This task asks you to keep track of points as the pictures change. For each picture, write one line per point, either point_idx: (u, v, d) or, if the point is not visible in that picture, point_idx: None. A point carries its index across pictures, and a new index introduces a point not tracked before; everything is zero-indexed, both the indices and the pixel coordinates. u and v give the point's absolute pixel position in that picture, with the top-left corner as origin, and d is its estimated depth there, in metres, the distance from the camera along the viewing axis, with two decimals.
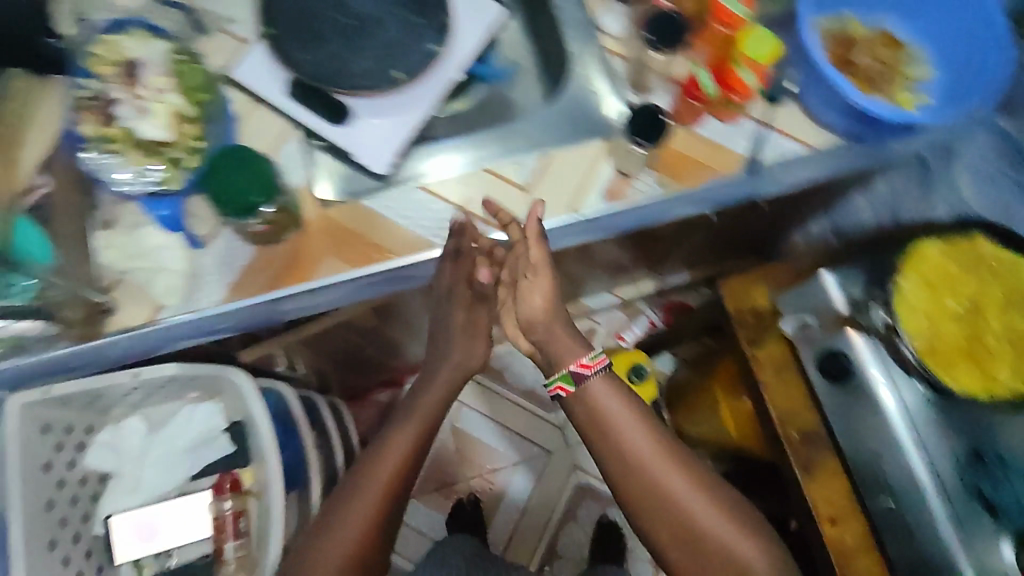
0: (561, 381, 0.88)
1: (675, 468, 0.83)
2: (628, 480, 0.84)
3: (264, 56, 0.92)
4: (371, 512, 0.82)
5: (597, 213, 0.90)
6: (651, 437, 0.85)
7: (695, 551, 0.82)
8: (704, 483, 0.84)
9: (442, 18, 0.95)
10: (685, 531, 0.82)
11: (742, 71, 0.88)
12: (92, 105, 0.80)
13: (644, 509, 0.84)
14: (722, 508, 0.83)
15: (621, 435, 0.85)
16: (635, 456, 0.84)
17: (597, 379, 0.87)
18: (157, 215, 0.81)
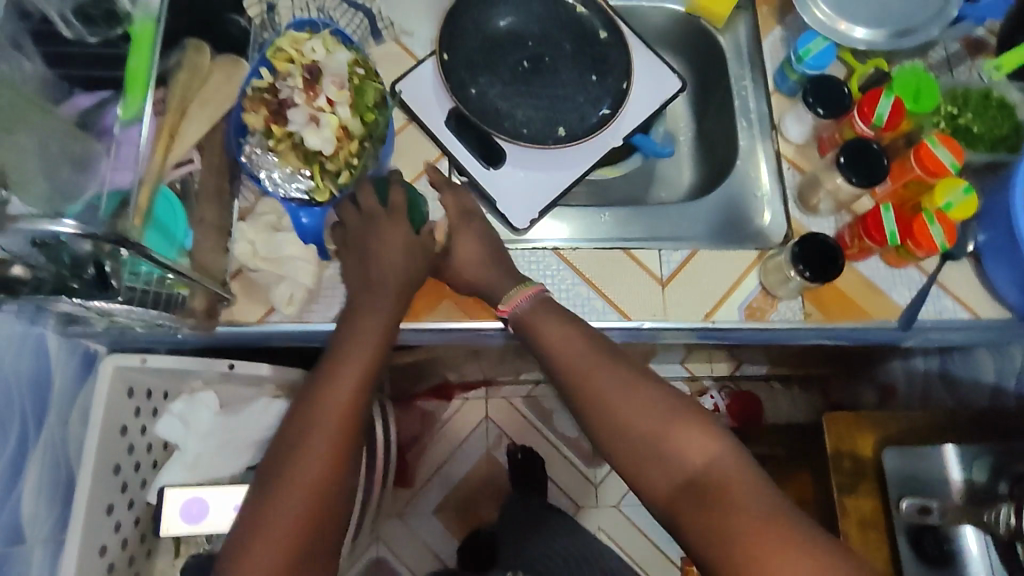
0: (501, 308, 0.78)
1: (609, 370, 0.70)
2: (577, 382, 0.70)
3: (431, 79, 0.89)
4: (350, 406, 0.67)
5: (731, 325, 0.84)
6: (588, 346, 0.72)
7: (645, 462, 0.66)
8: (637, 383, 0.69)
9: (621, 82, 0.91)
10: (631, 440, 0.66)
11: (933, 225, 0.78)
12: (262, 99, 0.77)
13: (593, 416, 0.69)
14: (671, 408, 0.67)
15: (555, 349, 0.73)
16: (563, 364, 0.72)
17: (529, 306, 0.76)
18: (295, 222, 0.79)
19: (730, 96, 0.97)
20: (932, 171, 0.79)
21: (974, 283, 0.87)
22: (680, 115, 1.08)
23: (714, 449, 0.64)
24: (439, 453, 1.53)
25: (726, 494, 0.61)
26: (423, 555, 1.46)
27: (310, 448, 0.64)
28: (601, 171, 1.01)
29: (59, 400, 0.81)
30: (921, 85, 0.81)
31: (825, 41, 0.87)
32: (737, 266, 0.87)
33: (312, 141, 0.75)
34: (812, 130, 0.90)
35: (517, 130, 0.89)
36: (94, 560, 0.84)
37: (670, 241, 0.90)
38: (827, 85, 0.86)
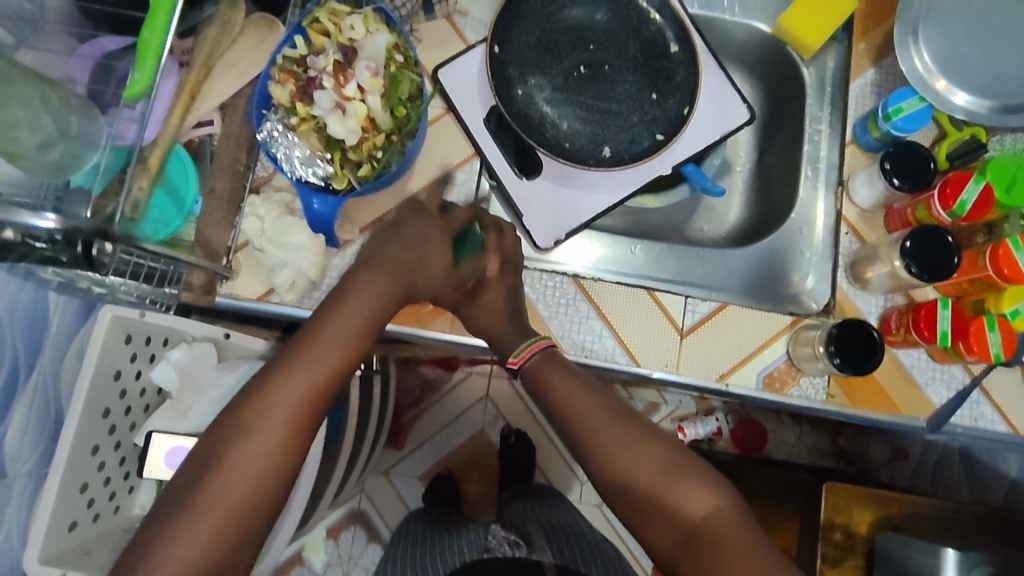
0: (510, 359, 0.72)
1: (614, 421, 0.65)
2: (582, 436, 0.65)
3: (476, 70, 0.83)
4: (313, 387, 0.58)
5: (747, 394, 0.78)
6: (593, 395, 0.67)
7: (648, 518, 0.61)
8: (641, 435, 0.64)
9: (682, 106, 0.83)
10: (633, 496, 0.62)
11: (991, 331, 0.71)
12: (292, 71, 0.72)
13: (597, 468, 0.64)
14: (673, 464, 0.62)
15: (562, 397, 0.67)
16: (566, 411, 0.67)
17: (539, 360, 0.71)
18: (306, 207, 0.71)
19: (799, 136, 0.89)
20: (1006, 274, 0.70)
21: (1021, 394, 0.80)
22: (742, 142, 0.99)
23: (716, 503, 0.60)
24: (436, 420, 1.48)
25: (724, 555, 0.56)
26: (400, 513, 1.45)
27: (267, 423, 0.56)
28: (638, 198, 0.95)
29: (56, 339, 0.82)
30: (1019, 172, 0.73)
31: (921, 101, 0.79)
32: (766, 330, 0.80)
33: (335, 129, 0.71)
34: (882, 198, 0.81)
35: (560, 141, 0.83)
36: (76, 495, 0.83)
37: (699, 289, 0.84)
38: (910, 151, 0.78)
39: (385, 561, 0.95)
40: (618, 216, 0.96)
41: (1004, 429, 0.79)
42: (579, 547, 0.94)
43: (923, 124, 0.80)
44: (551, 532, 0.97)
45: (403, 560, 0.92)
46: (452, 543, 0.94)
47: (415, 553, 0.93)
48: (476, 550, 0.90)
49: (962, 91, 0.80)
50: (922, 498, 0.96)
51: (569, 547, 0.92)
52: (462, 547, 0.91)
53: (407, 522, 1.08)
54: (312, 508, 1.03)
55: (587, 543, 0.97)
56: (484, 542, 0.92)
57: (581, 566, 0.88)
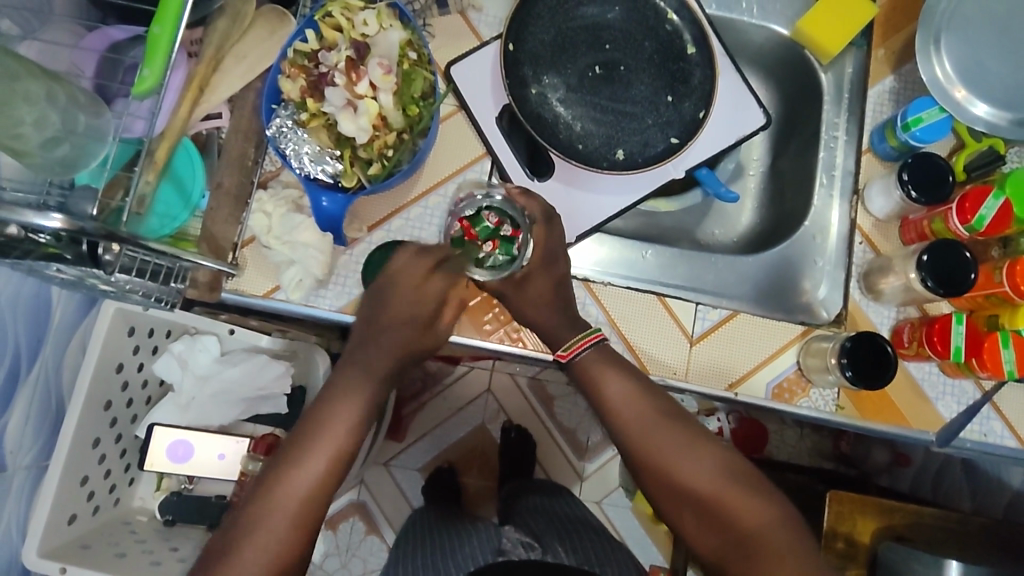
0: (558, 353, 0.71)
1: (665, 424, 0.65)
2: (633, 435, 0.65)
3: (490, 68, 0.82)
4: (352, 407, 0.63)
5: (755, 404, 0.78)
6: (647, 395, 0.66)
7: (697, 518, 0.62)
8: (693, 438, 0.64)
9: (698, 110, 0.81)
10: (683, 497, 0.62)
11: (1006, 348, 0.71)
12: (302, 65, 0.71)
13: (648, 467, 0.64)
14: (725, 469, 0.62)
15: (615, 396, 0.67)
16: (617, 409, 0.66)
17: (588, 357, 0.69)
18: (314, 204, 0.70)
19: (816, 142, 0.87)
20: None
21: None
22: (756, 145, 0.98)
23: (764, 509, 0.60)
24: (437, 413, 1.47)
25: (775, 560, 0.57)
26: (400, 506, 1.45)
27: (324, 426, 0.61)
28: (651, 201, 0.95)
29: (58, 331, 0.81)
30: None
31: (941, 112, 0.78)
32: (777, 339, 0.79)
33: (346, 127, 0.69)
34: (898, 209, 0.80)
35: (573, 142, 0.82)
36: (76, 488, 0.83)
37: (710, 296, 0.83)
38: (929, 162, 0.76)
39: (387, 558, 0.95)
40: (628, 218, 0.94)
41: (1014, 445, 0.78)
42: (592, 544, 0.93)
43: (942, 135, 0.79)
44: (563, 529, 0.96)
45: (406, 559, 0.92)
46: (462, 544, 0.94)
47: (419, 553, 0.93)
48: (487, 553, 0.89)
49: (983, 102, 0.79)
50: (926, 509, 0.96)
51: (582, 547, 0.92)
52: (474, 551, 0.90)
53: (414, 520, 1.10)
54: None
55: (600, 539, 0.96)
56: (498, 545, 0.92)
57: (595, 567, 0.87)
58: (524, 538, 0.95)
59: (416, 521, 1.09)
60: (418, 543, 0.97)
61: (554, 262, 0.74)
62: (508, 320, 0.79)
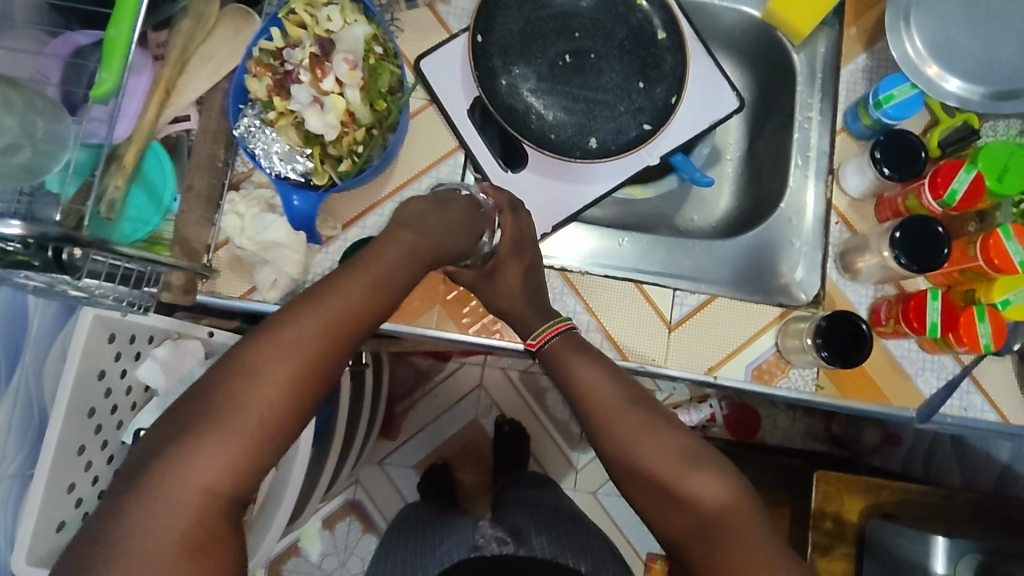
0: (528, 343, 0.73)
1: (629, 407, 0.63)
2: (598, 411, 0.64)
3: (460, 61, 0.82)
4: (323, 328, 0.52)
5: (734, 387, 0.78)
6: (613, 379, 0.65)
7: (660, 501, 0.59)
8: (656, 421, 0.62)
9: (670, 95, 0.81)
10: (646, 479, 0.60)
11: (982, 321, 0.71)
12: (268, 64, 0.71)
13: (612, 447, 0.62)
14: (687, 452, 0.60)
15: (582, 380, 0.66)
16: (582, 394, 0.66)
17: (557, 343, 0.70)
18: (285, 203, 0.70)
19: (790, 123, 0.87)
20: (997, 264, 0.70)
21: (1011, 383, 0.79)
22: (732, 128, 0.97)
23: (726, 491, 0.58)
24: (429, 410, 1.48)
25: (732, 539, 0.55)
26: (396, 503, 1.45)
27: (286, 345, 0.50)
28: (627, 187, 0.95)
29: (37, 341, 0.81)
30: (1011, 161, 0.72)
31: (913, 88, 0.78)
32: (755, 322, 0.79)
33: (314, 123, 0.69)
34: (873, 186, 0.80)
35: (545, 132, 0.81)
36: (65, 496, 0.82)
37: (688, 282, 0.83)
38: (901, 139, 0.76)
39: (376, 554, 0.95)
40: (606, 206, 0.95)
41: (994, 418, 0.78)
42: (571, 535, 0.93)
43: (915, 111, 0.79)
44: (542, 520, 0.96)
45: (394, 556, 0.92)
46: (442, 541, 0.94)
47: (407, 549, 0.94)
48: (462, 549, 0.90)
49: (955, 77, 0.79)
50: (913, 486, 0.97)
51: (560, 537, 0.92)
52: (450, 547, 0.91)
53: (407, 514, 1.10)
54: (305, 500, 1.04)
55: (580, 530, 0.96)
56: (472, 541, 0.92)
57: (571, 558, 0.87)
58: (499, 535, 0.95)
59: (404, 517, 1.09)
60: (401, 541, 0.98)
61: (522, 250, 0.75)
62: (484, 313, 0.79)
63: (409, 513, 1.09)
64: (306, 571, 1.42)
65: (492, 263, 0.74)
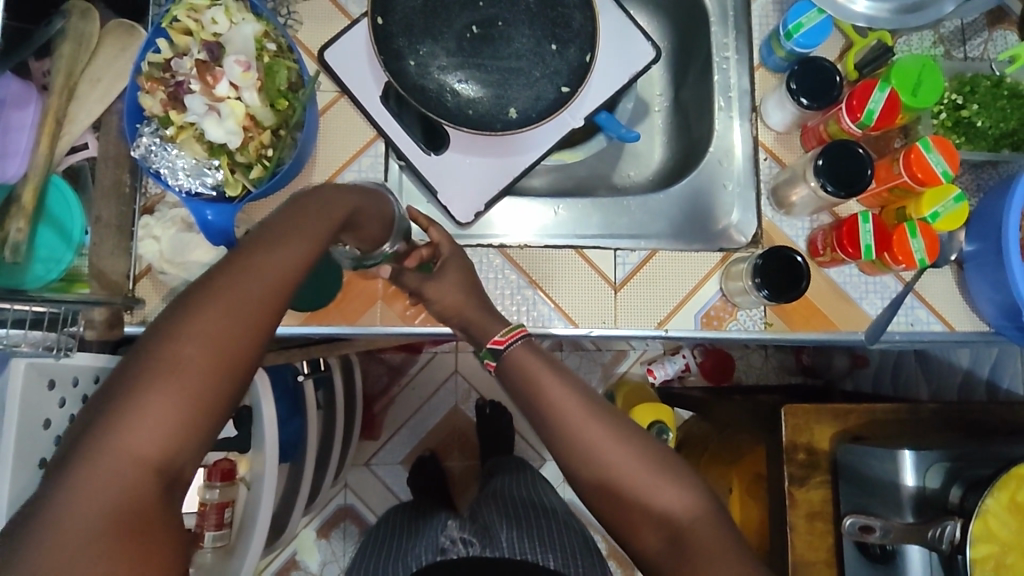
0: (495, 338, 0.69)
1: (592, 419, 0.61)
2: (568, 420, 0.61)
3: (364, 49, 0.80)
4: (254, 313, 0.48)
5: (685, 337, 0.78)
6: (580, 391, 0.63)
7: (634, 519, 0.59)
8: (621, 433, 0.60)
9: (584, 54, 0.79)
10: (617, 503, 0.59)
11: (915, 238, 0.71)
12: (159, 77, 0.68)
13: (579, 470, 0.60)
14: (655, 459, 0.60)
15: (553, 401, 0.62)
16: (553, 414, 0.62)
17: (520, 349, 0.67)
18: (199, 219, 0.67)
19: (710, 66, 0.87)
20: (921, 178, 0.71)
21: (954, 293, 0.81)
22: (656, 79, 0.97)
23: (695, 497, 0.58)
24: (407, 404, 1.47)
25: (704, 555, 0.55)
26: (389, 502, 1.44)
27: (206, 342, 0.46)
28: (556, 155, 0.94)
29: None
30: (924, 73, 0.72)
31: (820, 13, 0.77)
32: (697, 270, 0.79)
33: (215, 133, 0.66)
34: (795, 119, 0.79)
35: (463, 108, 0.79)
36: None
37: (628, 240, 0.83)
38: (815, 67, 0.76)
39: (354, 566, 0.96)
40: (541, 176, 0.94)
41: (940, 329, 0.80)
42: (540, 529, 0.95)
43: (825, 36, 0.78)
44: (511, 514, 0.97)
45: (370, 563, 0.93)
46: (410, 545, 0.95)
47: (382, 553, 0.95)
48: (428, 551, 0.91)
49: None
50: (878, 405, 0.95)
51: (529, 533, 0.92)
52: (418, 551, 0.91)
53: (382, 525, 1.09)
54: (286, 515, 1.02)
55: (553, 525, 0.97)
56: (438, 542, 0.93)
57: (538, 555, 0.88)
58: (465, 533, 0.96)
59: (376, 533, 1.06)
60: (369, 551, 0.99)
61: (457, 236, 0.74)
62: None
63: (388, 521, 1.09)
64: None
65: (442, 263, 0.74)
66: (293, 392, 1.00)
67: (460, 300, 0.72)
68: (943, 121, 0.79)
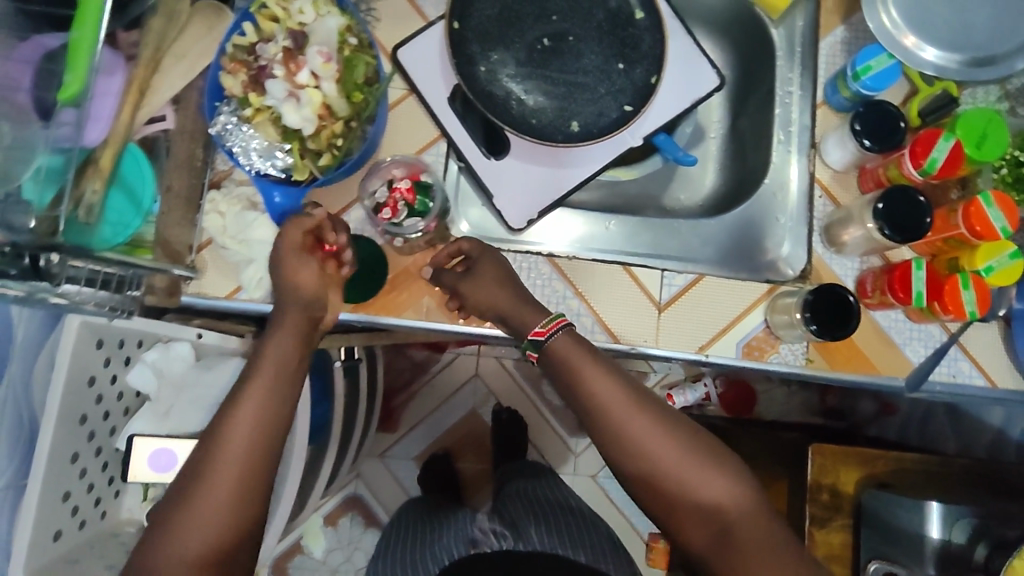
0: (535, 330, 0.69)
1: (641, 410, 0.64)
2: (613, 414, 0.64)
3: (437, 49, 0.81)
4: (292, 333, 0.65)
5: (724, 364, 0.78)
6: (623, 384, 0.65)
7: (678, 508, 0.63)
8: (668, 422, 0.63)
9: (650, 75, 0.80)
10: (662, 490, 0.63)
11: (966, 289, 0.71)
12: (243, 60, 0.70)
13: (624, 460, 0.64)
14: (701, 451, 0.63)
15: (598, 393, 0.64)
16: (596, 402, 0.65)
17: (563, 338, 0.68)
18: (267, 199, 0.72)
19: (771, 99, 0.87)
20: (979, 232, 0.70)
21: (1000, 349, 0.80)
22: (715, 106, 0.98)
23: (739, 489, 0.62)
24: (427, 402, 1.48)
25: (750, 547, 0.60)
26: (399, 496, 1.45)
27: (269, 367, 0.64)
28: (612, 171, 0.94)
29: (23, 348, 0.81)
30: (989, 128, 0.72)
31: (890, 58, 0.77)
32: (743, 299, 0.80)
33: (291, 119, 0.68)
34: (854, 159, 0.80)
35: (528, 118, 0.80)
36: (96, 511, 0.90)
37: (675, 262, 0.83)
38: (882, 111, 0.76)
39: (376, 558, 0.99)
40: (592, 190, 0.95)
41: (982, 383, 0.79)
42: (569, 528, 0.96)
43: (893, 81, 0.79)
44: (542, 516, 0.98)
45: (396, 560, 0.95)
46: (440, 536, 0.97)
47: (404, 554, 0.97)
48: (460, 544, 0.92)
49: (932, 46, 0.79)
50: (907, 454, 0.94)
51: (558, 531, 0.94)
52: (448, 542, 0.93)
53: (397, 521, 1.11)
54: (305, 496, 1.04)
55: (580, 524, 0.99)
56: (470, 535, 0.94)
57: (570, 550, 0.90)
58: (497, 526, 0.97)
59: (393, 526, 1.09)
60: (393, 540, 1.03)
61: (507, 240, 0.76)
62: None
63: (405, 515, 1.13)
64: (313, 567, 1.42)
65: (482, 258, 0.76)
66: (324, 377, 1.02)
67: (503, 304, 0.72)
68: (1005, 177, 0.79)
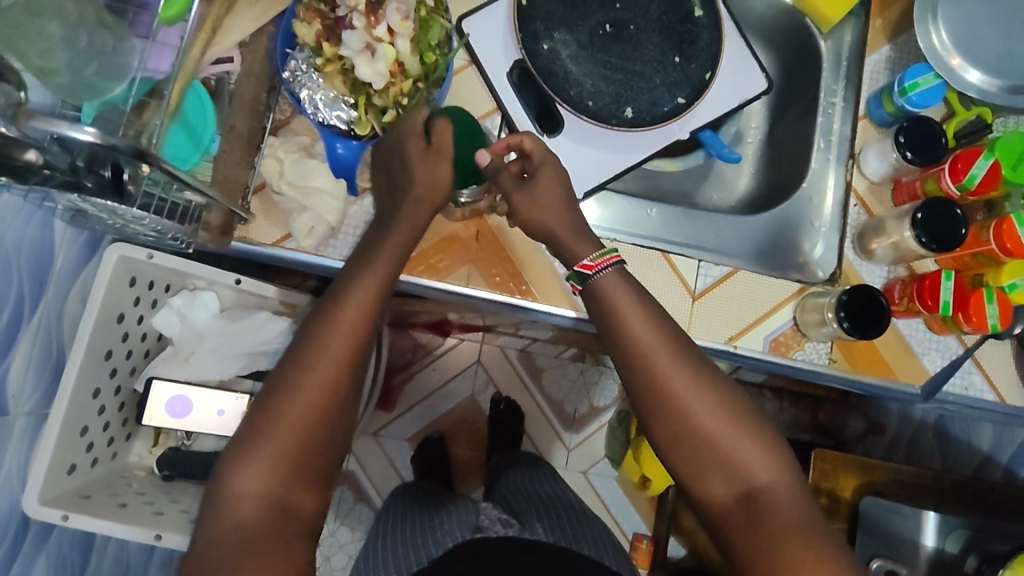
0: (585, 261, 0.69)
1: (681, 360, 0.63)
2: (653, 358, 0.63)
3: (503, 22, 0.82)
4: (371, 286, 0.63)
5: (752, 356, 0.81)
6: (663, 330, 0.64)
7: (705, 466, 0.61)
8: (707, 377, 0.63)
9: (705, 71, 0.83)
10: (691, 444, 0.62)
11: (989, 303, 0.75)
12: (318, 10, 0.71)
13: (656, 408, 0.63)
14: (737, 414, 0.62)
15: (638, 334, 0.64)
16: (642, 349, 0.63)
17: (611, 274, 0.67)
18: (329, 150, 0.72)
19: (814, 108, 0.90)
20: (1009, 248, 0.74)
21: (1011, 367, 0.83)
22: (754, 112, 1.01)
23: (784, 481, 0.60)
24: (428, 383, 1.48)
25: (776, 516, 0.57)
26: (390, 475, 1.44)
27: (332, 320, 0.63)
28: (655, 161, 0.99)
29: (60, 277, 0.79)
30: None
31: (935, 77, 0.81)
32: (775, 295, 0.82)
33: (364, 71, 0.70)
34: (892, 170, 0.83)
35: (584, 99, 0.82)
36: (107, 451, 0.88)
37: (711, 254, 0.86)
38: (923, 126, 0.80)
39: (373, 539, 0.99)
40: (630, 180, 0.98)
41: (992, 398, 0.83)
42: (570, 527, 0.96)
43: (936, 100, 0.82)
44: (546, 512, 0.98)
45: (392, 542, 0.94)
46: (441, 523, 0.97)
47: (395, 542, 0.95)
48: (465, 530, 0.90)
49: (975, 69, 0.83)
50: (904, 466, 0.94)
51: (560, 527, 0.94)
52: (451, 530, 0.92)
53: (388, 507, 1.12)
54: None
55: (581, 522, 0.99)
56: (476, 522, 0.93)
57: (573, 546, 0.90)
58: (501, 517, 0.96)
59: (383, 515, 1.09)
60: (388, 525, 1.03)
61: None
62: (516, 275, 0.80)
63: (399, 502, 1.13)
64: None
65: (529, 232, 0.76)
66: None
67: None
68: None
